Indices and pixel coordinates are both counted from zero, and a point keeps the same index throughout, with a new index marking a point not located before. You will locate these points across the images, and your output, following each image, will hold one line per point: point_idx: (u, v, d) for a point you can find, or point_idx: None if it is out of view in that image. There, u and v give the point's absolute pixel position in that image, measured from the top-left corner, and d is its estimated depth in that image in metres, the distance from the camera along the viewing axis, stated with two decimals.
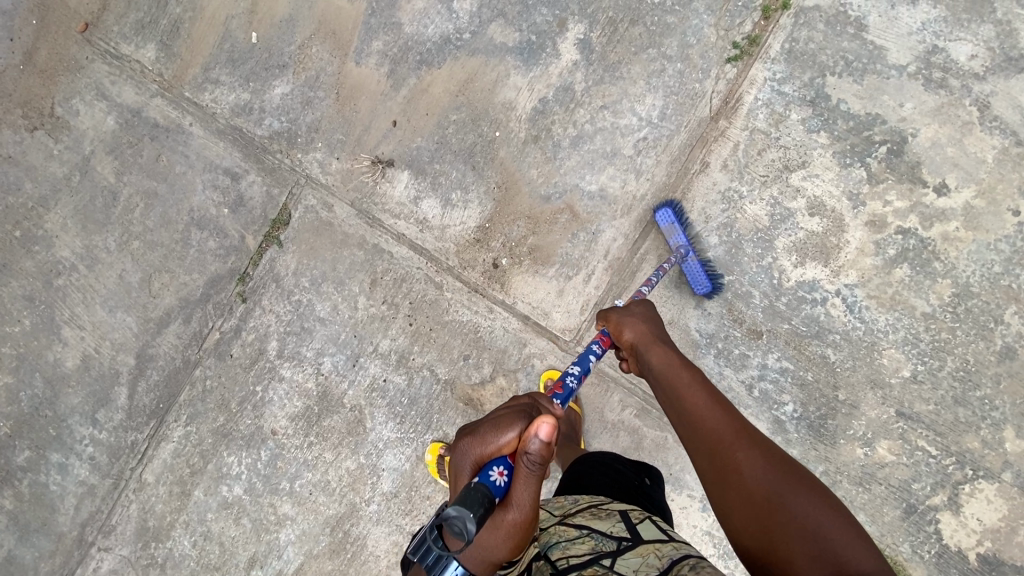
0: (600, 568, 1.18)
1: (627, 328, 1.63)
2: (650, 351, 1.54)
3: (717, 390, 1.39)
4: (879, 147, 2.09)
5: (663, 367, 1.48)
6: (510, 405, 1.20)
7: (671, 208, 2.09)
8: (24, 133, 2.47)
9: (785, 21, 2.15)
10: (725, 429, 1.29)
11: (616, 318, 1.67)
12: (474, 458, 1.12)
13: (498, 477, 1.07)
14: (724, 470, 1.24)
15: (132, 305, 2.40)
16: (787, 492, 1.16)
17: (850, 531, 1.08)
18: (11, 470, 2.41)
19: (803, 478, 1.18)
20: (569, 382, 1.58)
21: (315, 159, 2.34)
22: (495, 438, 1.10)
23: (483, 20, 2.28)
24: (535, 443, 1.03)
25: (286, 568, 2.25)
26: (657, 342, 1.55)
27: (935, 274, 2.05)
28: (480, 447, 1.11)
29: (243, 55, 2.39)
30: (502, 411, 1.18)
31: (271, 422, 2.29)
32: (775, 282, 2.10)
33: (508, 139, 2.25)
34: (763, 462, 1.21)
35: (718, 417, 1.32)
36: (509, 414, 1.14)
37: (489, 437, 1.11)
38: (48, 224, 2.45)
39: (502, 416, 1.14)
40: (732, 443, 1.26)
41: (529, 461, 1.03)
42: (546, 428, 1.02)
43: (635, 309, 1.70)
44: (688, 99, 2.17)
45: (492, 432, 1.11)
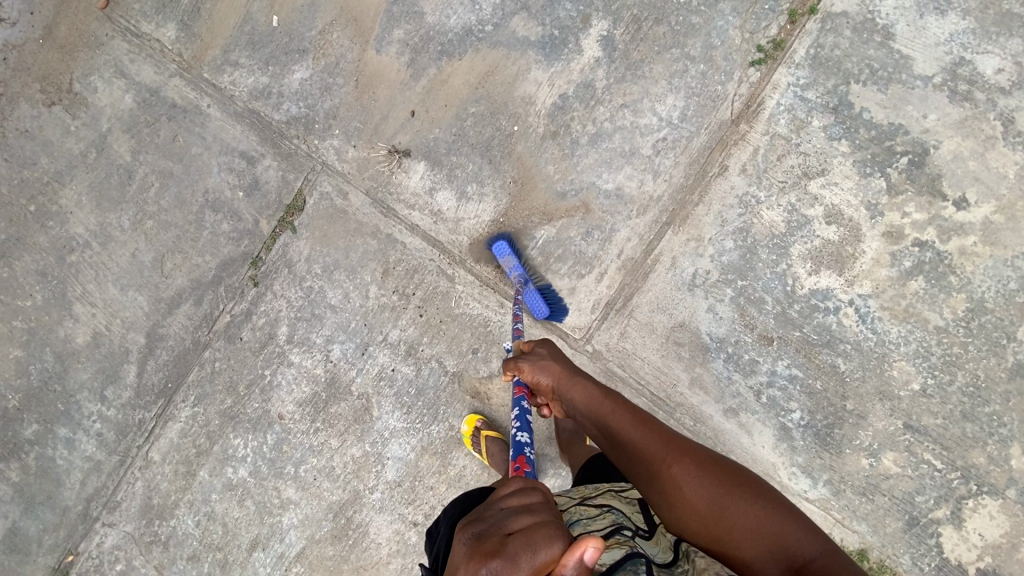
0: (622, 538, 1.17)
1: (542, 372, 1.56)
2: (568, 388, 1.50)
3: (638, 410, 1.39)
4: (900, 157, 2.08)
5: (585, 400, 1.45)
6: (528, 511, 0.94)
7: (506, 240, 2.18)
8: (41, 108, 2.47)
9: (811, 26, 2.13)
10: (656, 449, 1.28)
11: (530, 367, 1.58)
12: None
13: None
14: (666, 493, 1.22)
15: (144, 284, 2.40)
16: (729, 499, 1.16)
17: (792, 521, 1.13)
18: (18, 442, 2.43)
19: (737, 478, 1.20)
20: (527, 453, 1.51)
21: (332, 146, 2.33)
22: (531, 562, 0.84)
23: (506, 13, 2.26)
24: (581, 568, 0.83)
25: (288, 551, 2.27)
26: (572, 377, 1.51)
27: (950, 288, 2.04)
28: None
29: (263, 39, 2.38)
30: (525, 522, 0.91)
31: (278, 406, 2.30)
32: (788, 289, 2.09)
33: (527, 134, 2.23)
34: (699, 472, 1.21)
35: (646, 439, 1.31)
36: (539, 526, 0.89)
37: (522, 560, 0.84)
38: (63, 200, 2.46)
39: (530, 531, 0.88)
40: (666, 461, 1.24)
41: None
42: (595, 553, 0.83)
43: (542, 350, 1.64)
44: (709, 101, 2.15)
45: (527, 555, 0.84)
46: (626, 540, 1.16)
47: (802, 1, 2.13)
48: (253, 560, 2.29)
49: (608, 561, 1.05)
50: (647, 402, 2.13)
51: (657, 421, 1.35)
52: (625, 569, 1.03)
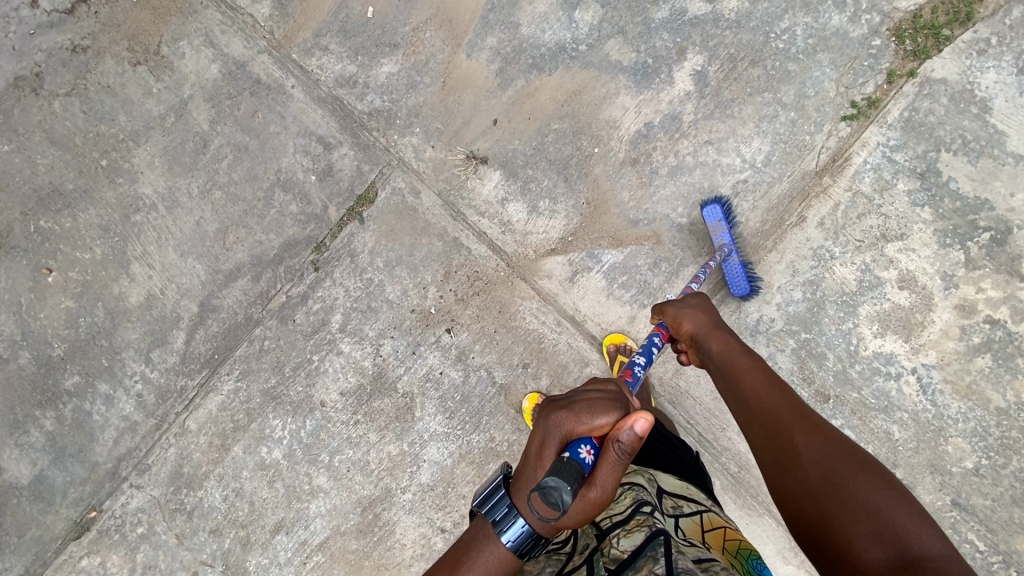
0: (642, 516, 1.22)
1: (686, 318, 1.64)
2: (708, 338, 1.58)
3: (776, 377, 1.43)
4: (982, 232, 2.05)
5: (720, 351, 1.53)
6: (599, 387, 1.28)
7: (719, 205, 2.09)
8: (127, 66, 2.50)
9: (909, 89, 2.12)
10: (786, 411, 1.32)
11: (674, 311, 1.67)
12: (564, 432, 1.19)
13: (586, 455, 1.15)
14: (782, 452, 1.26)
15: (205, 253, 2.41)
16: (855, 479, 1.16)
17: (914, 515, 1.08)
18: (57, 392, 2.44)
19: (867, 470, 1.17)
20: (636, 370, 1.62)
21: (410, 144, 2.34)
22: (590, 420, 1.18)
23: (602, 35, 2.25)
24: (630, 434, 1.11)
25: (311, 539, 2.27)
26: (714, 328, 1.60)
27: (1016, 370, 2.01)
28: (573, 424, 1.18)
29: (356, 28, 2.39)
30: (593, 393, 1.25)
31: (322, 393, 2.30)
32: (852, 348, 2.07)
33: (607, 156, 2.23)
34: (824, 446, 1.23)
35: (777, 401, 1.36)
36: (601, 399, 1.21)
37: (583, 416, 1.18)
38: (136, 160, 2.48)
39: (595, 400, 1.22)
40: (793, 427, 1.28)
41: (619, 448, 1.12)
42: (644, 424, 1.11)
43: (694, 300, 1.71)
44: (796, 149, 2.14)
45: (587, 413, 1.19)
46: (646, 519, 1.21)
47: (902, 63, 2.12)
48: (275, 543, 2.28)
49: (630, 548, 1.13)
50: (693, 440, 2.14)
51: (796, 393, 1.38)
52: (645, 556, 1.08)
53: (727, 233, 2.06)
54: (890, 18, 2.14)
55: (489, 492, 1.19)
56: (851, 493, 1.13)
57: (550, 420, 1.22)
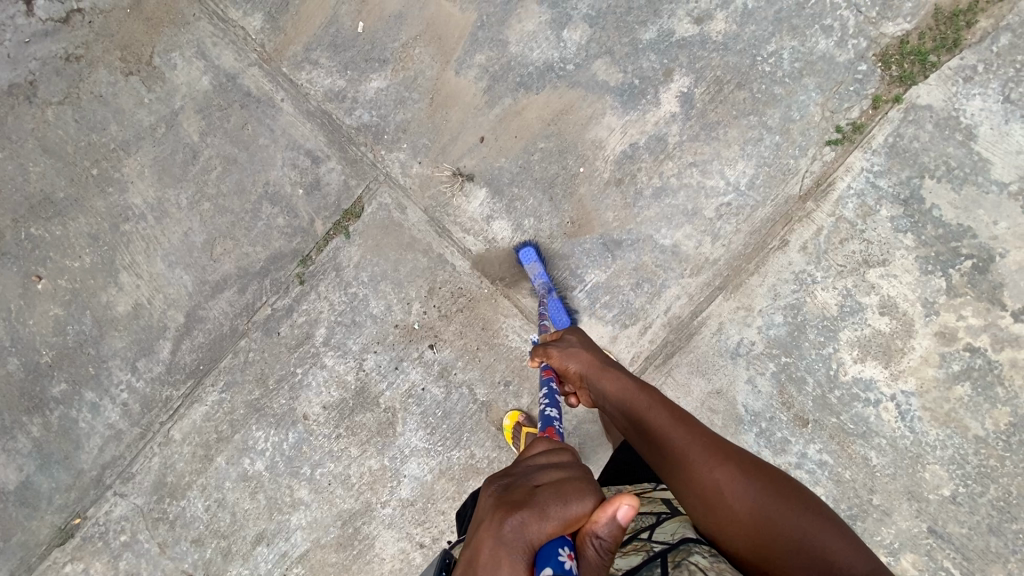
0: (640, 540, 1.26)
1: (571, 360, 1.66)
2: (602, 379, 1.57)
3: (676, 408, 1.42)
4: (964, 260, 2.05)
5: (620, 392, 1.50)
6: (556, 467, 1.06)
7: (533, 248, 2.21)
8: (119, 76, 2.51)
9: (894, 114, 2.12)
10: (697, 448, 1.31)
11: (559, 355, 1.69)
12: (530, 539, 0.90)
13: (568, 562, 0.89)
14: (706, 493, 1.24)
15: (192, 264, 2.43)
16: (776, 505, 1.21)
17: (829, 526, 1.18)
18: (45, 399, 2.45)
19: (781, 488, 1.24)
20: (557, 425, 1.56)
21: (397, 159, 2.35)
22: (563, 514, 0.93)
23: (590, 54, 2.26)
24: (613, 525, 0.92)
25: (292, 551, 2.28)
26: (603, 368, 1.59)
27: (995, 399, 2.01)
28: (542, 524, 0.91)
29: (345, 43, 2.40)
30: (552, 478, 1.02)
31: (304, 406, 2.31)
32: (831, 373, 2.07)
33: (592, 176, 2.23)
34: (738, 476, 1.25)
35: (685, 436, 1.34)
36: (569, 483, 0.99)
37: (553, 512, 0.93)
38: (126, 169, 2.49)
39: (562, 486, 0.98)
40: (707, 463, 1.28)
41: (599, 545, 0.92)
42: (629, 510, 0.92)
43: (571, 338, 1.75)
44: (780, 173, 2.15)
45: (556, 505, 0.94)
46: (643, 542, 1.25)
47: (888, 88, 2.13)
48: (255, 554, 2.30)
49: (626, 567, 1.16)
50: None
51: (696, 421, 1.38)
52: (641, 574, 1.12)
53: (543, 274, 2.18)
54: (877, 43, 2.14)
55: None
56: (780, 526, 1.18)
57: (507, 524, 0.92)
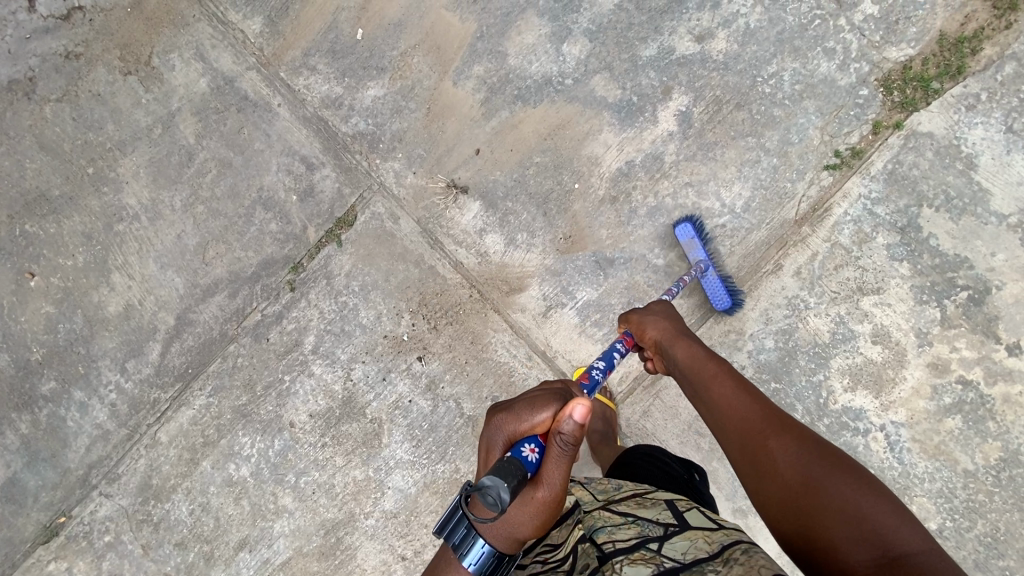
0: (648, 552, 1.15)
1: (649, 326, 1.71)
2: (674, 345, 1.62)
3: (747, 383, 1.43)
4: (959, 290, 2.03)
5: (689, 360, 1.54)
6: (544, 388, 1.34)
7: (692, 223, 2.10)
8: (117, 74, 2.49)
9: (893, 141, 2.09)
10: (755, 416, 1.32)
11: (637, 318, 1.75)
12: (507, 434, 1.25)
13: (529, 453, 1.19)
14: (756, 459, 1.25)
15: (184, 267, 2.42)
16: (828, 474, 1.14)
17: (897, 513, 1.04)
18: (33, 397, 2.45)
19: (840, 462, 1.16)
20: (595, 374, 1.66)
21: (392, 169, 2.34)
22: (530, 417, 1.24)
23: (589, 69, 2.24)
24: (571, 423, 1.12)
25: (274, 558, 2.28)
26: (678, 335, 1.64)
27: (986, 433, 1.99)
28: (515, 425, 1.24)
29: (344, 50, 2.38)
30: (535, 394, 1.32)
31: (291, 414, 2.31)
32: (821, 401, 2.05)
33: (587, 193, 2.22)
34: (795, 446, 1.22)
35: (746, 406, 1.35)
36: (542, 396, 1.27)
37: (524, 416, 1.24)
38: (121, 169, 2.48)
39: (538, 397, 1.27)
40: (764, 430, 1.28)
41: (562, 440, 1.13)
42: (581, 411, 1.11)
43: (656, 308, 1.78)
44: (776, 197, 2.13)
45: (527, 411, 1.25)
46: (653, 555, 1.14)
47: (889, 114, 2.10)
48: (237, 560, 2.30)
49: None
50: None
51: (763, 395, 1.38)
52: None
53: (702, 250, 2.07)
54: (879, 68, 2.11)
55: (448, 515, 1.21)
56: (826, 494, 1.11)
57: (493, 423, 1.29)
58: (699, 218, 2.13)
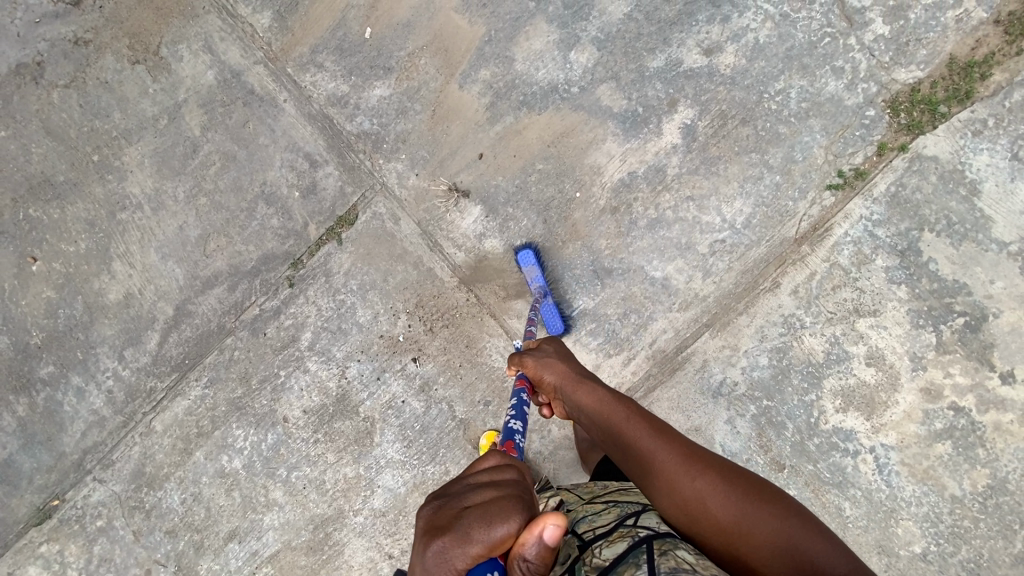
0: (625, 529, 1.18)
1: (547, 370, 1.56)
2: (576, 391, 1.49)
3: (656, 420, 1.33)
4: (957, 316, 2.03)
5: (595, 405, 1.42)
6: (492, 485, 0.98)
7: (531, 250, 2.19)
8: (125, 63, 2.50)
9: (898, 163, 2.08)
10: (675, 458, 1.23)
11: (534, 362, 1.58)
12: (456, 565, 0.85)
13: None
14: (686, 506, 1.17)
15: (185, 258, 2.43)
16: (757, 510, 1.13)
17: (824, 539, 1.08)
18: (32, 379, 2.47)
19: (761, 492, 1.16)
20: (518, 440, 1.44)
21: (395, 170, 2.34)
22: (487, 536, 0.86)
23: (595, 78, 2.23)
24: (539, 546, 0.90)
25: (262, 550, 2.30)
26: (578, 380, 1.50)
27: (976, 460, 1.99)
28: (466, 550, 0.85)
29: (352, 48, 2.38)
30: (482, 496, 0.95)
31: (285, 409, 2.33)
32: (812, 420, 2.06)
33: (588, 202, 2.22)
34: (721, 489, 1.16)
35: (662, 449, 1.25)
36: (498, 502, 0.92)
37: (479, 536, 0.86)
38: (125, 158, 2.48)
39: (490, 507, 0.91)
40: (686, 473, 1.20)
41: (526, 566, 0.92)
42: (556, 529, 0.90)
43: (547, 349, 1.65)
44: (777, 215, 2.12)
45: (482, 528, 0.87)
46: (629, 530, 1.17)
47: (894, 136, 2.09)
48: (227, 550, 2.32)
49: (612, 556, 1.08)
50: None
51: (674, 429, 1.30)
52: (627, 562, 1.05)
53: (540, 276, 2.15)
54: (887, 89, 2.10)
55: None
56: (759, 532, 1.10)
57: (432, 550, 0.86)
58: (536, 246, 2.24)
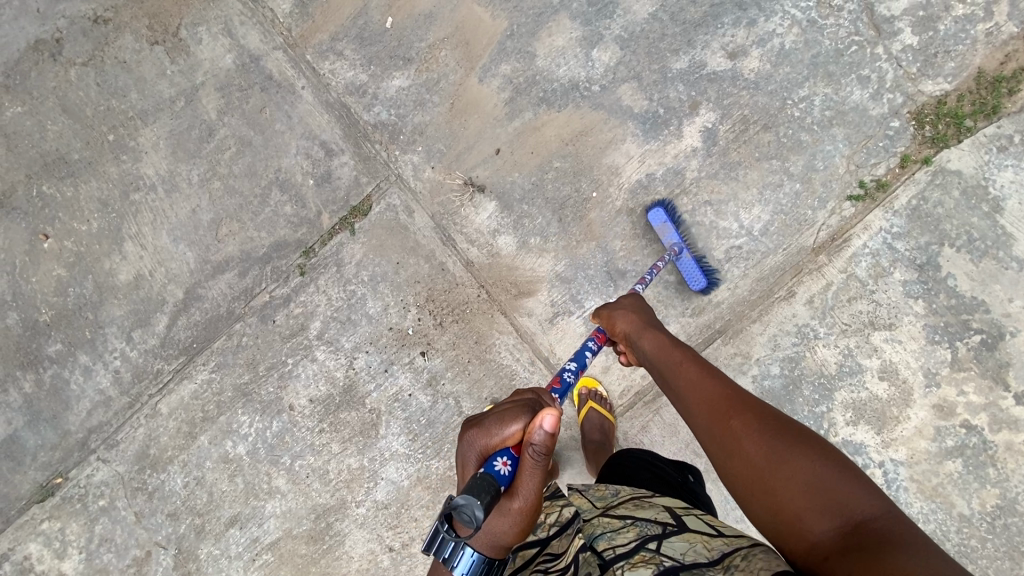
0: (648, 552, 1.12)
1: (619, 319, 1.67)
2: (642, 337, 1.57)
3: (710, 366, 1.36)
4: (973, 333, 2.00)
5: (655, 351, 1.50)
6: (513, 401, 1.28)
7: (662, 207, 2.11)
8: (144, 43, 2.48)
9: (921, 176, 2.06)
10: (719, 398, 1.26)
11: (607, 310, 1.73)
12: (481, 449, 1.19)
13: (502, 467, 1.15)
14: (722, 440, 1.20)
15: (196, 242, 2.43)
16: (790, 452, 1.10)
17: (858, 487, 1.02)
18: (39, 356, 2.46)
19: (802, 437, 1.12)
20: (567, 377, 1.64)
21: (411, 162, 2.33)
22: (498, 431, 1.17)
23: (616, 77, 2.21)
24: (541, 435, 1.10)
25: (263, 537, 2.30)
26: (646, 326, 1.59)
27: (986, 479, 1.97)
28: (485, 440, 1.18)
29: (373, 37, 2.36)
30: (505, 407, 1.26)
31: (291, 397, 2.32)
32: (821, 432, 2.04)
33: (604, 203, 2.20)
34: (760, 430, 1.15)
35: (713, 389, 1.29)
36: (510, 410, 1.21)
37: (493, 431, 1.18)
38: (141, 139, 2.47)
39: (506, 411, 1.22)
40: (727, 411, 1.22)
41: (534, 451, 1.11)
42: (549, 421, 1.11)
43: (626, 302, 1.74)
44: (795, 223, 2.10)
45: (496, 425, 1.19)
46: (652, 555, 1.10)
47: (918, 148, 2.06)
48: (227, 535, 2.32)
49: None
50: None
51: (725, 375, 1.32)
52: None
53: (675, 233, 2.08)
54: (913, 101, 2.07)
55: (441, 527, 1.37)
56: (789, 471, 1.07)
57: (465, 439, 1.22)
58: (669, 203, 2.14)
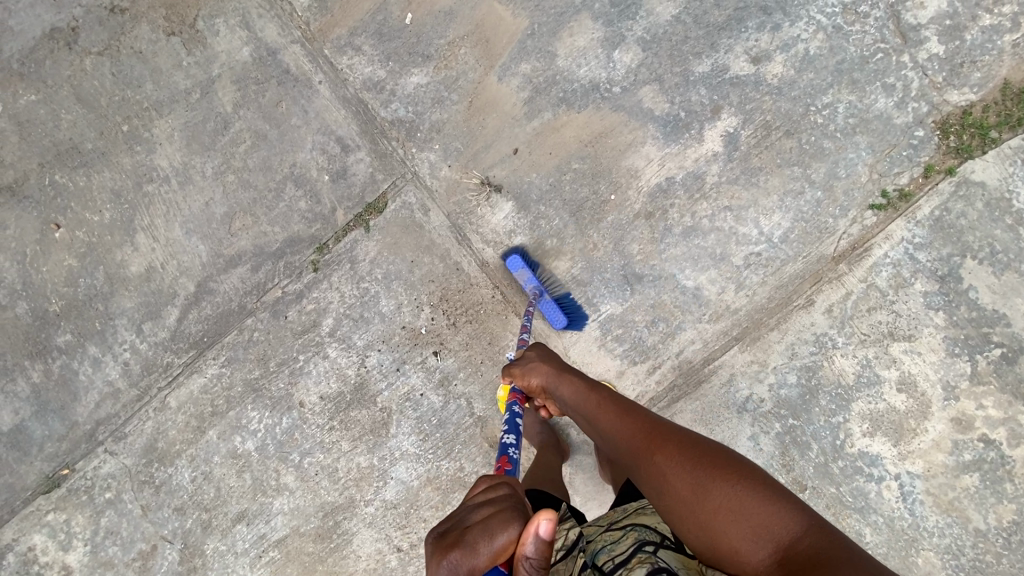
0: (645, 553, 1.12)
1: (532, 374, 1.64)
2: (560, 386, 1.59)
3: (630, 406, 1.42)
4: (993, 347, 1.98)
5: (576, 397, 1.53)
6: (489, 503, 1.05)
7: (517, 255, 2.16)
8: (161, 34, 2.46)
9: (944, 186, 2.03)
10: (642, 437, 1.31)
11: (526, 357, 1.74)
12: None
13: None
14: (652, 479, 1.23)
15: (209, 235, 2.41)
16: (710, 478, 1.14)
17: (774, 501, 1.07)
18: (48, 347, 2.45)
19: (717, 459, 1.18)
20: (512, 453, 1.49)
21: (427, 160, 2.31)
22: (489, 546, 0.95)
23: (638, 79, 2.19)
24: (536, 543, 0.95)
25: (270, 534, 2.29)
26: (563, 372, 1.60)
27: (1003, 494, 1.95)
28: (472, 562, 0.94)
29: (391, 33, 2.34)
30: (483, 512, 1.02)
31: (301, 394, 2.30)
32: (837, 442, 2.02)
33: (622, 206, 2.18)
34: (681, 460, 1.20)
35: (634, 433, 1.33)
36: (496, 514, 0.99)
37: (481, 547, 0.95)
38: (155, 130, 2.46)
39: (490, 518, 0.99)
40: (648, 450, 1.27)
41: (530, 565, 0.95)
42: (547, 525, 0.95)
43: (532, 352, 1.73)
44: (816, 231, 2.08)
45: (484, 540, 0.95)
46: (648, 556, 1.11)
47: (942, 158, 2.04)
48: (234, 531, 2.31)
49: None
50: None
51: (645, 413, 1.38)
52: None
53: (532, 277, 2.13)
54: (938, 110, 2.05)
55: None
56: (714, 499, 1.11)
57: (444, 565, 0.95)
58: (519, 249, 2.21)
